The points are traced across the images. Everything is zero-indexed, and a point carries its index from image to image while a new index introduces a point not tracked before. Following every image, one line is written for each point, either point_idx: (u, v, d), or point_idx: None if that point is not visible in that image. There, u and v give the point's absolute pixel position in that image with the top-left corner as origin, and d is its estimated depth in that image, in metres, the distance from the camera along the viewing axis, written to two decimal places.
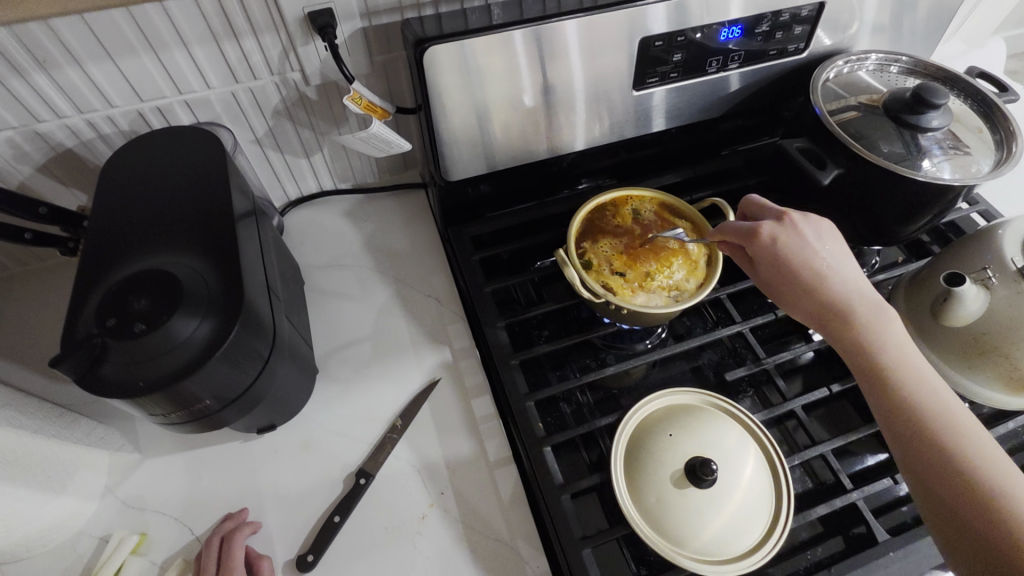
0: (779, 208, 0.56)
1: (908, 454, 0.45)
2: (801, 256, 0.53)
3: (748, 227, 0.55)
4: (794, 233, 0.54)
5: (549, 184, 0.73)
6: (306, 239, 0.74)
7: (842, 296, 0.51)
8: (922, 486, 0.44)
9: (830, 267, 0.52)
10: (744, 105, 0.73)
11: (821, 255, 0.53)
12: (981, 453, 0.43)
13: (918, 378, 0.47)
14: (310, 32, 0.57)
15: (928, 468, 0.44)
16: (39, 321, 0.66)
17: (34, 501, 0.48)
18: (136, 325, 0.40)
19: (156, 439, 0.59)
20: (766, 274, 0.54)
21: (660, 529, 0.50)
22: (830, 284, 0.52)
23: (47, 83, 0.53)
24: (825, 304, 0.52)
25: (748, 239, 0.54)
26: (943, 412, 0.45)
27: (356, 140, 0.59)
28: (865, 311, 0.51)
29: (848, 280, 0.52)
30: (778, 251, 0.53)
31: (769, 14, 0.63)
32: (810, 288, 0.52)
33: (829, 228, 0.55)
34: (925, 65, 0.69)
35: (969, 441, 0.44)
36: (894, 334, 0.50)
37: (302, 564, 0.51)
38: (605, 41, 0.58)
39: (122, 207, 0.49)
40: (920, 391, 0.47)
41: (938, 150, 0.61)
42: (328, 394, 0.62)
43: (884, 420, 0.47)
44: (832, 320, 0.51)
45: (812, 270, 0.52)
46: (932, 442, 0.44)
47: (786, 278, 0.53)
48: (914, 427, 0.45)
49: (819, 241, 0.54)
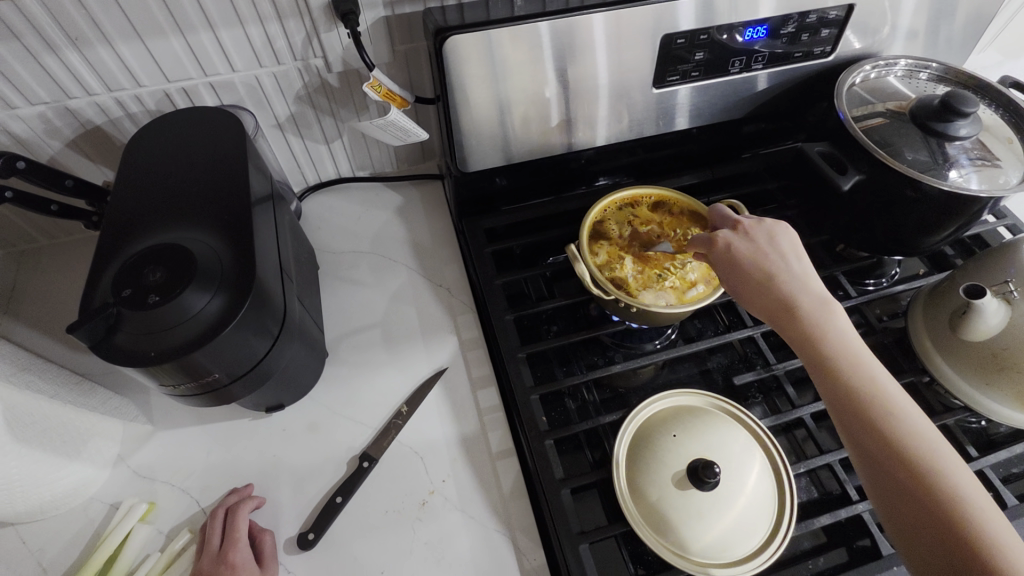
0: (734, 216, 0.56)
1: (865, 462, 0.43)
2: (753, 261, 0.51)
3: (705, 237, 0.55)
4: (745, 240, 0.53)
5: (565, 180, 0.73)
6: (323, 225, 0.75)
7: (794, 300, 0.49)
8: (882, 496, 0.41)
9: (782, 270, 0.51)
10: (767, 107, 0.72)
11: (771, 257, 0.51)
12: (939, 456, 0.41)
13: (873, 379, 0.45)
14: (333, 19, 0.58)
15: (890, 476, 0.41)
16: (62, 291, 0.68)
17: (49, 464, 0.50)
18: (149, 297, 0.42)
19: (168, 413, 0.60)
20: (724, 280, 0.53)
21: (659, 529, 0.50)
22: (783, 287, 0.50)
23: (78, 60, 0.54)
24: (778, 308, 0.50)
25: (708, 249, 0.54)
26: (899, 413, 0.43)
27: (374, 127, 0.60)
28: (818, 315, 0.48)
29: (800, 282, 0.50)
30: (731, 257, 0.52)
31: (796, 15, 0.62)
32: (763, 292, 0.50)
33: (784, 229, 0.54)
34: (956, 72, 0.67)
35: (927, 444, 0.41)
36: (847, 338, 0.47)
37: (302, 542, 0.52)
38: (628, 35, 0.58)
39: (141, 184, 0.50)
40: (874, 391, 0.44)
41: (965, 160, 0.59)
42: (336, 377, 0.63)
43: (840, 428, 0.45)
44: (786, 323, 0.49)
45: (764, 273, 0.51)
46: (893, 447, 0.41)
47: (740, 281, 0.51)
48: (872, 433, 0.42)
49: (773, 244, 0.52)
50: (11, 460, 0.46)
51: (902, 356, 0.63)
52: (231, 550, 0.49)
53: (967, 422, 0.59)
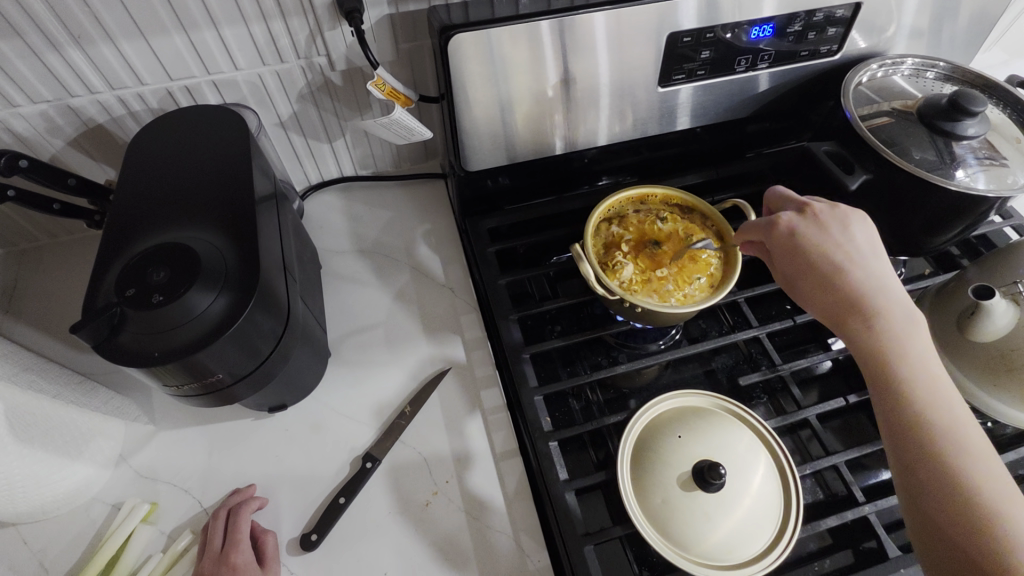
0: (804, 201, 0.55)
1: (900, 452, 0.44)
2: (820, 249, 0.51)
3: (770, 219, 0.54)
4: (816, 226, 0.52)
5: (569, 179, 0.73)
6: (326, 224, 0.75)
7: (861, 290, 0.49)
8: (909, 486, 0.43)
9: (852, 261, 0.50)
10: (772, 107, 0.72)
11: (842, 247, 0.51)
12: (975, 460, 0.42)
13: (928, 378, 0.45)
14: (337, 17, 0.57)
15: (922, 470, 0.42)
16: (63, 291, 0.68)
17: (51, 465, 0.49)
18: (153, 297, 0.41)
19: (170, 412, 0.60)
20: (780, 264, 0.53)
21: (665, 531, 0.50)
22: (851, 277, 0.50)
23: (81, 58, 0.54)
24: (841, 295, 0.50)
25: (771, 230, 0.54)
26: (946, 413, 0.44)
27: (378, 125, 0.59)
28: (886, 308, 0.48)
29: (870, 274, 0.50)
30: (796, 242, 0.52)
31: (803, 14, 0.62)
32: (826, 278, 0.50)
33: (860, 222, 0.53)
34: (962, 71, 0.67)
35: (969, 448, 0.42)
36: (911, 335, 0.47)
37: (305, 543, 0.51)
38: (632, 33, 0.57)
39: (144, 183, 0.50)
40: (925, 391, 0.45)
41: (973, 159, 0.59)
42: (339, 377, 0.63)
43: (882, 418, 0.46)
44: (848, 310, 0.49)
45: (832, 262, 0.50)
46: (933, 444, 0.43)
47: (802, 267, 0.51)
48: (914, 427, 0.44)
49: (844, 234, 0.52)
50: (12, 461, 0.46)
51: None
52: (234, 551, 0.49)
53: (973, 424, 0.59)
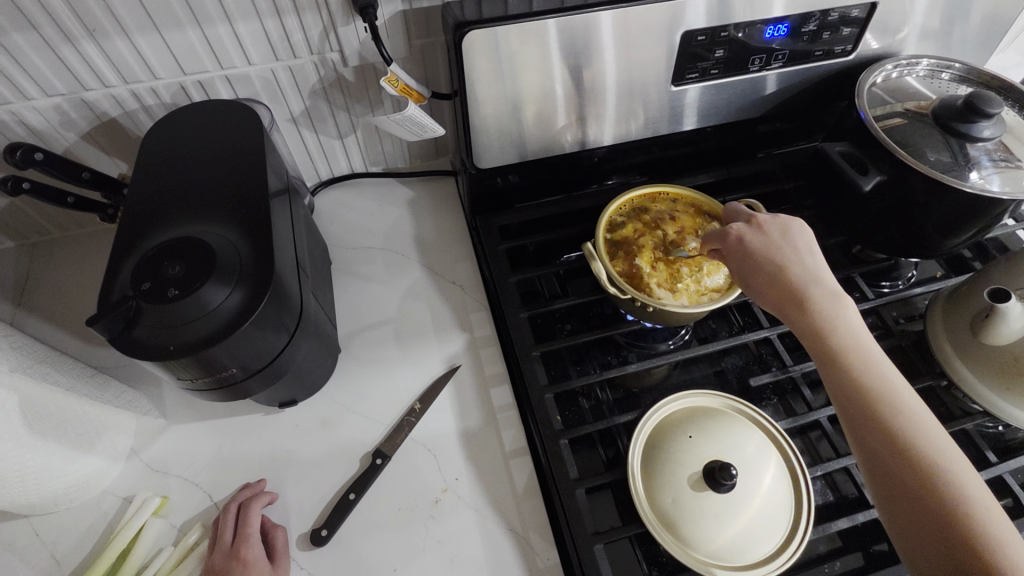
0: (748, 211, 0.56)
1: (866, 454, 0.42)
2: (766, 256, 0.51)
3: (720, 230, 0.54)
4: (760, 234, 0.52)
5: (579, 178, 0.73)
6: (336, 221, 0.75)
7: (806, 291, 0.48)
8: (884, 492, 0.41)
9: (797, 264, 0.50)
10: (785, 107, 0.72)
11: (784, 251, 0.51)
12: (941, 453, 0.40)
13: (880, 375, 0.44)
14: (351, 13, 0.57)
15: (891, 469, 0.40)
16: (75, 284, 0.68)
17: (63, 457, 0.50)
18: (169, 291, 0.42)
19: (181, 407, 0.60)
20: (735, 274, 0.53)
21: (675, 531, 0.49)
22: (794, 279, 0.49)
23: (96, 52, 0.54)
24: (788, 297, 0.49)
25: (721, 239, 0.54)
26: (906, 408, 0.42)
27: (391, 121, 0.59)
28: (829, 308, 0.48)
29: (813, 276, 0.49)
30: (745, 252, 0.52)
31: (818, 13, 0.62)
32: (774, 282, 0.50)
33: (800, 225, 0.53)
34: (978, 73, 0.66)
35: (931, 440, 0.41)
36: (858, 333, 0.46)
37: (315, 539, 0.52)
38: (645, 32, 0.57)
39: (159, 178, 0.50)
40: (881, 389, 0.43)
41: (987, 162, 0.58)
42: (349, 373, 0.63)
43: (844, 421, 0.44)
44: (795, 313, 0.48)
45: (777, 267, 0.50)
46: (896, 440, 0.41)
47: (753, 275, 0.51)
48: (875, 427, 0.42)
49: (788, 238, 0.52)
50: (24, 452, 0.46)
51: (920, 360, 0.62)
52: (244, 546, 0.49)
53: (985, 427, 0.58)
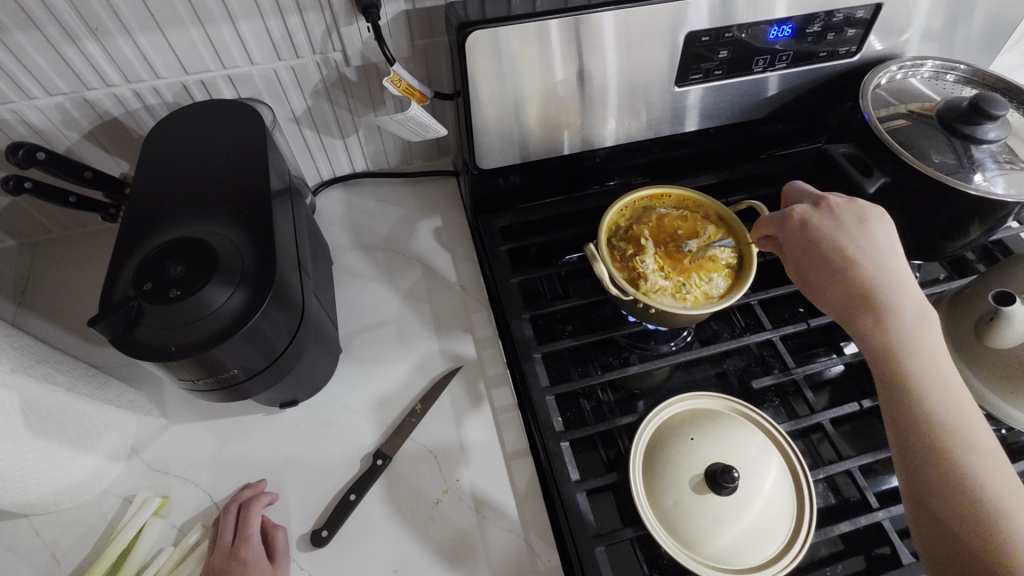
0: (820, 193, 0.55)
1: (903, 445, 0.44)
2: (834, 241, 0.50)
3: (784, 211, 0.54)
4: (830, 218, 0.52)
5: (581, 178, 0.73)
6: (338, 221, 0.75)
7: (872, 281, 0.49)
8: (913, 484, 0.42)
9: (866, 254, 0.50)
10: (788, 108, 0.72)
11: (853, 239, 0.50)
12: (980, 459, 0.41)
13: (936, 375, 0.45)
14: (353, 13, 0.57)
15: (926, 465, 0.42)
16: (77, 283, 0.68)
17: (64, 457, 0.50)
18: (171, 291, 0.41)
19: (182, 407, 0.60)
20: (793, 257, 0.53)
21: (676, 534, 0.49)
22: (862, 268, 0.49)
23: (98, 51, 0.54)
24: (850, 286, 0.49)
25: (784, 221, 0.53)
26: (955, 410, 0.43)
27: (393, 121, 0.59)
28: (895, 301, 0.48)
29: (882, 267, 0.49)
30: (810, 235, 0.51)
31: (822, 14, 0.61)
32: (838, 268, 0.50)
33: (876, 214, 0.52)
34: (982, 74, 0.66)
35: (973, 445, 0.42)
36: (921, 330, 0.47)
37: (316, 539, 0.51)
38: (649, 33, 0.57)
39: (161, 177, 0.50)
40: (931, 388, 0.44)
41: (992, 163, 0.58)
42: (350, 373, 0.63)
43: (889, 412, 0.45)
44: (856, 300, 0.49)
45: (844, 255, 0.50)
46: (936, 438, 0.42)
47: (813, 262, 0.51)
48: (918, 423, 0.43)
49: (860, 225, 0.51)
50: (25, 452, 0.46)
51: None
52: (244, 546, 0.49)
53: (988, 430, 0.58)
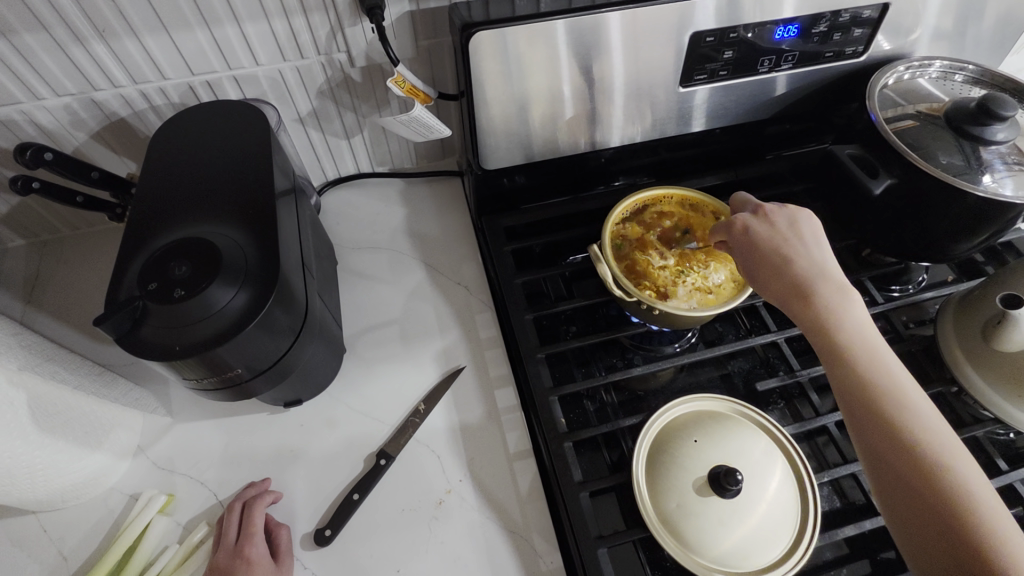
0: (756, 201, 0.56)
1: (862, 440, 0.42)
2: (771, 244, 0.51)
3: (725, 221, 0.55)
4: (766, 225, 0.53)
5: (585, 179, 0.72)
6: (343, 220, 0.75)
7: (807, 278, 0.49)
8: (880, 479, 0.41)
9: (802, 254, 0.50)
10: (794, 108, 0.71)
11: (788, 240, 0.51)
12: (938, 443, 0.40)
13: (882, 363, 0.44)
14: (358, 13, 0.57)
15: (887, 456, 0.41)
16: (84, 282, 0.68)
17: (71, 455, 0.50)
18: (175, 291, 0.42)
19: (188, 405, 0.60)
20: (739, 262, 0.53)
21: (680, 536, 0.49)
22: (798, 266, 0.49)
23: (105, 52, 0.54)
24: (791, 284, 0.49)
25: (727, 230, 0.55)
26: (906, 399, 0.42)
27: (397, 122, 0.59)
28: (833, 294, 0.48)
29: (818, 264, 0.50)
30: (751, 241, 0.52)
31: (829, 14, 0.61)
32: (778, 269, 0.50)
33: (806, 215, 0.53)
34: (991, 74, 0.65)
35: (929, 430, 0.41)
36: (861, 321, 0.46)
37: (319, 538, 0.52)
38: (653, 33, 0.57)
39: (167, 177, 0.50)
40: (882, 375, 0.43)
41: (1001, 165, 0.57)
42: (354, 373, 0.63)
43: (843, 407, 0.44)
44: (797, 297, 0.48)
45: (781, 255, 0.50)
46: (892, 427, 0.41)
47: (756, 263, 0.51)
48: (875, 414, 0.42)
49: (793, 227, 0.52)
50: (33, 450, 0.47)
51: (930, 366, 0.61)
52: (248, 544, 0.49)
53: (995, 434, 0.57)
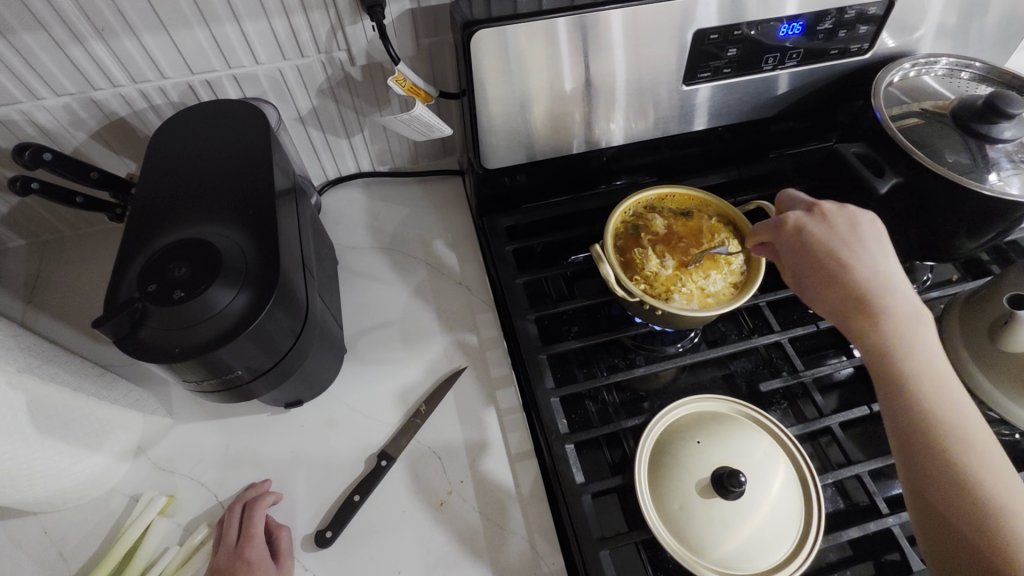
0: (813, 199, 0.55)
1: (907, 456, 0.43)
2: (828, 248, 0.50)
3: (777, 219, 0.54)
4: (823, 225, 0.52)
5: (587, 177, 0.72)
6: (343, 220, 0.75)
7: (867, 288, 0.49)
8: (918, 495, 0.42)
9: (863, 262, 0.50)
10: (798, 106, 0.71)
11: (849, 246, 0.50)
12: (983, 468, 0.41)
13: (936, 382, 0.45)
14: (358, 11, 0.57)
15: (927, 476, 0.42)
16: (84, 282, 0.68)
17: (72, 456, 0.50)
18: (175, 293, 0.42)
19: (188, 406, 0.60)
20: (790, 264, 0.53)
21: (682, 538, 0.49)
22: (857, 275, 0.49)
23: (104, 51, 0.54)
24: (847, 292, 0.49)
25: (777, 229, 0.54)
26: (954, 419, 0.43)
27: (398, 121, 0.59)
28: (892, 307, 0.48)
29: (879, 273, 0.49)
30: (804, 244, 0.51)
31: (833, 11, 0.60)
32: (833, 277, 0.50)
33: (869, 219, 0.52)
34: (998, 72, 0.65)
35: (977, 452, 0.42)
36: (915, 338, 0.47)
37: (320, 540, 0.52)
38: (655, 31, 0.56)
39: (167, 177, 0.50)
40: (932, 395, 0.44)
41: (1007, 163, 0.57)
42: (355, 374, 0.63)
43: (890, 420, 0.45)
44: (853, 307, 0.49)
45: (838, 262, 0.50)
46: (938, 447, 0.42)
47: (808, 268, 0.51)
48: (920, 433, 0.43)
49: (854, 232, 0.51)
50: (33, 451, 0.47)
51: None
52: (248, 546, 0.49)
53: (1001, 435, 0.57)
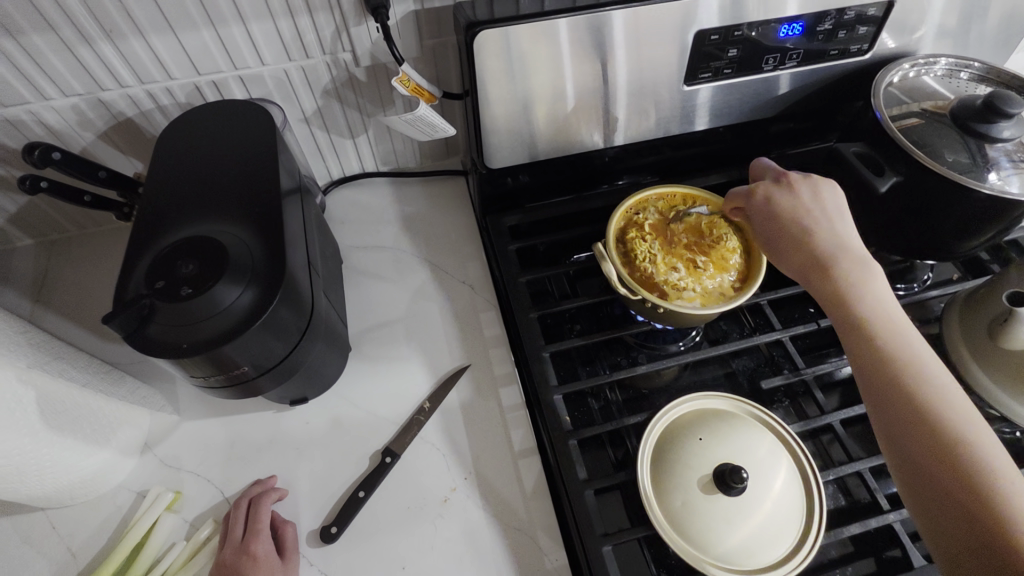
0: (780, 171, 0.57)
1: (875, 399, 0.44)
2: (792, 211, 0.53)
3: (746, 191, 0.57)
4: (789, 193, 0.54)
5: (590, 177, 0.73)
6: (347, 219, 0.75)
7: (829, 246, 0.51)
8: (888, 436, 0.43)
9: (823, 224, 0.52)
10: (798, 107, 0.71)
11: (811, 209, 0.53)
12: (946, 404, 0.42)
13: (896, 329, 0.46)
14: (363, 13, 0.58)
15: (895, 415, 0.42)
16: (90, 281, 0.69)
17: (80, 452, 0.50)
18: (182, 289, 0.42)
19: (194, 403, 0.61)
20: (760, 230, 0.55)
21: (684, 533, 0.49)
22: (818, 233, 0.51)
23: (112, 52, 0.55)
24: (811, 250, 0.51)
25: (747, 199, 0.56)
26: (916, 361, 0.44)
27: (402, 121, 0.59)
28: (851, 263, 0.50)
29: (838, 234, 0.51)
30: (772, 210, 0.54)
31: (833, 12, 0.61)
32: (798, 237, 0.52)
33: (831, 188, 0.55)
34: (997, 72, 0.65)
35: (939, 390, 0.42)
36: (877, 288, 0.48)
37: (325, 535, 0.52)
38: (656, 32, 0.57)
39: (174, 176, 0.51)
40: (893, 339, 0.45)
41: (1007, 162, 0.57)
42: (359, 372, 0.63)
43: (857, 367, 0.46)
44: (815, 263, 0.51)
45: (801, 224, 0.52)
46: (902, 385, 0.43)
47: (776, 231, 0.53)
48: (884, 374, 0.44)
49: (817, 197, 0.54)
50: (42, 447, 0.47)
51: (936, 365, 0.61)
52: (254, 541, 0.49)
53: (1001, 432, 0.57)
